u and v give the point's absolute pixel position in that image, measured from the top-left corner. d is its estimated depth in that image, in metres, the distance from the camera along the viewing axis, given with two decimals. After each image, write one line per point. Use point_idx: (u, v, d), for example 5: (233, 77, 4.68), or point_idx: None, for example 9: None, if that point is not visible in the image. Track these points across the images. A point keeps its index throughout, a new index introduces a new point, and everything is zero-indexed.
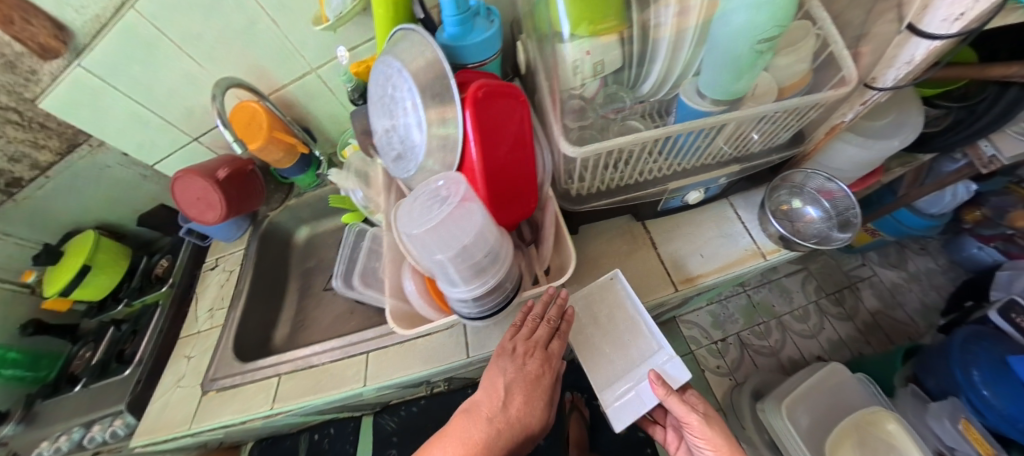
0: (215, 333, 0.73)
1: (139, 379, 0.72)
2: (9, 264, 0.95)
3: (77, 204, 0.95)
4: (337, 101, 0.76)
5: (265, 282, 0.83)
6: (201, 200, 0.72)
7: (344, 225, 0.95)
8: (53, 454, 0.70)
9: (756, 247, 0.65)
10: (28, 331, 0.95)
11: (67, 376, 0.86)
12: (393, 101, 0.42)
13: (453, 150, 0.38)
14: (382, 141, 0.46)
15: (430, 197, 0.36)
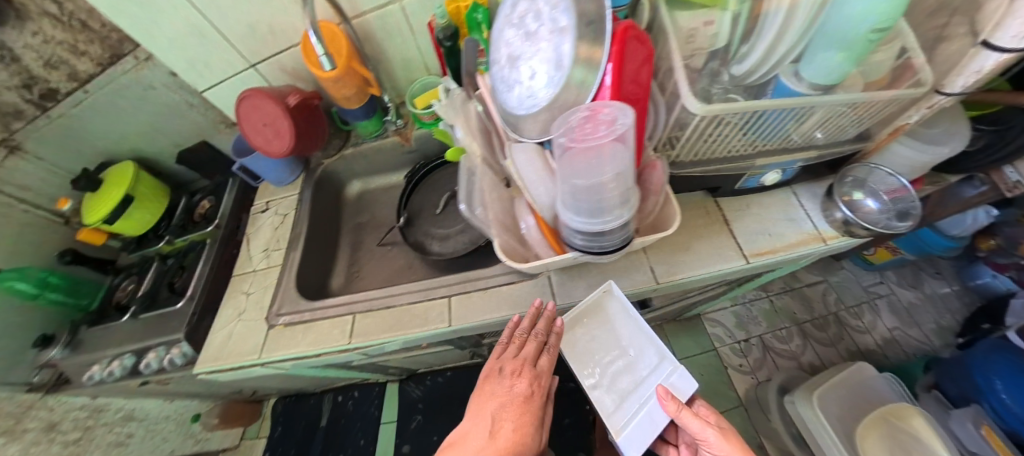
0: (276, 271, 0.72)
1: (193, 312, 0.72)
2: (42, 189, 0.91)
3: (115, 127, 0.92)
4: (414, 42, 0.73)
5: (320, 231, 0.82)
6: (267, 125, 0.71)
7: (395, 184, 0.95)
8: (109, 376, 0.73)
9: (818, 231, 0.66)
10: (65, 259, 0.91)
11: (111, 307, 0.89)
12: (530, 34, 0.45)
13: (588, 88, 0.39)
14: (502, 75, 0.48)
15: (590, 124, 0.37)
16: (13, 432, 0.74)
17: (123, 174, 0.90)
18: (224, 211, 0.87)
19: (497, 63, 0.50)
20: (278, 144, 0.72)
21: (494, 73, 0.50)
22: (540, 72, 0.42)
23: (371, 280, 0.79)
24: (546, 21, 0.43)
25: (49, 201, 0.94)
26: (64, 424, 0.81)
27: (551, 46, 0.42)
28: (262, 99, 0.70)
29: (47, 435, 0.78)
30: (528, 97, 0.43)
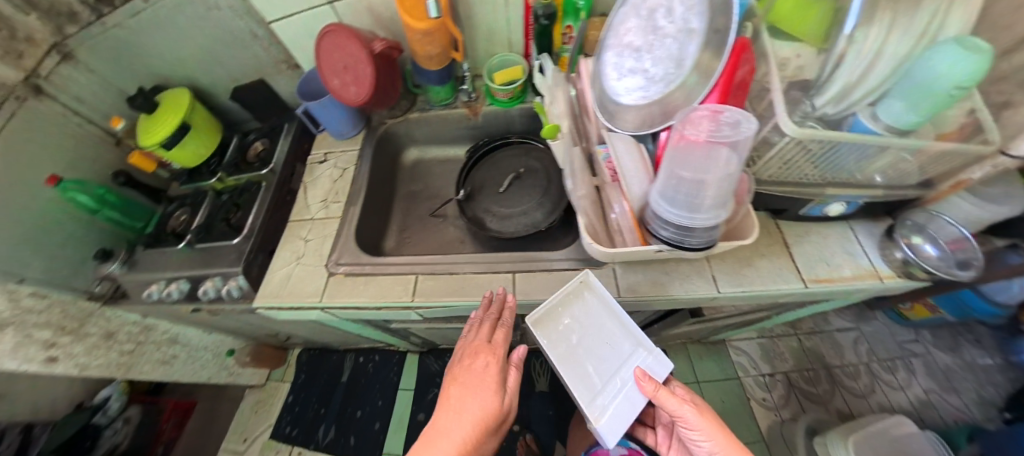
0: (336, 222, 0.72)
1: (250, 251, 0.71)
2: (96, 103, 0.82)
3: (170, 49, 0.81)
4: (504, 14, 0.72)
5: (379, 192, 0.84)
6: (346, 70, 0.66)
7: (451, 157, 0.95)
8: (165, 296, 0.74)
9: (874, 268, 0.61)
10: (119, 181, 0.86)
11: (168, 232, 0.84)
12: (656, 27, 0.48)
13: (694, 97, 0.42)
14: (617, 66, 0.53)
15: (710, 123, 0.39)
16: (77, 333, 0.80)
17: (179, 100, 0.82)
18: (279, 158, 0.84)
19: (614, 51, 0.55)
20: (354, 91, 0.67)
21: (607, 61, 0.56)
22: (655, 73, 0.47)
23: (420, 245, 0.80)
24: (679, 15, 0.44)
25: (102, 118, 0.85)
26: (121, 335, 0.87)
27: (673, 46, 0.45)
28: (348, 38, 0.65)
29: (106, 342, 0.84)
30: (634, 95, 0.49)
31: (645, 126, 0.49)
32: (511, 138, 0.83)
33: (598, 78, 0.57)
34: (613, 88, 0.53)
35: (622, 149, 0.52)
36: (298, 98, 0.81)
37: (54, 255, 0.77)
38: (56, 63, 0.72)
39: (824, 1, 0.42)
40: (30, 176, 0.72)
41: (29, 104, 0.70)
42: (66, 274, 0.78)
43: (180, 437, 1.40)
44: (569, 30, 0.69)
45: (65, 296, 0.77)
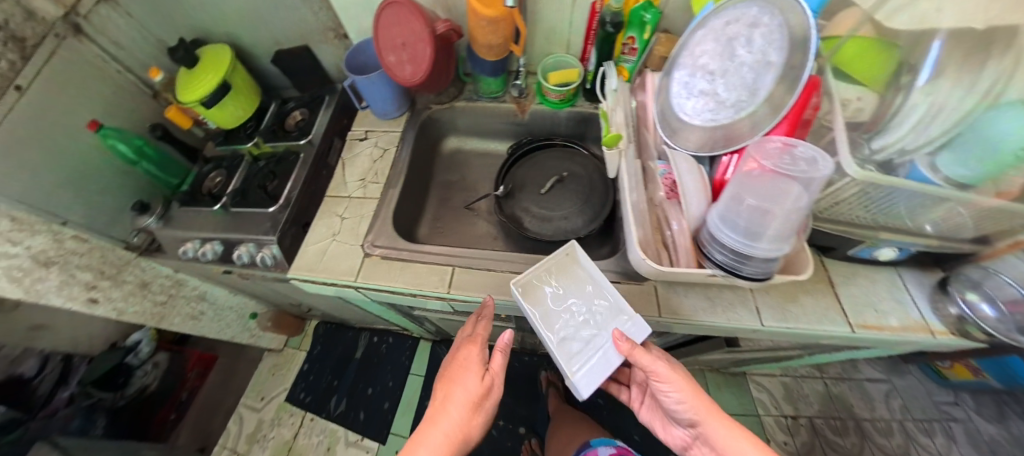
0: (372, 203, 0.72)
1: (285, 221, 0.72)
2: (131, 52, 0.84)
3: (215, 3, 0.80)
4: (569, 13, 0.69)
5: (417, 177, 0.84)
6: (403, 47, 0.66)
7: (490, 150, 0.94)
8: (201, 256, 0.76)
9: (925, 322, 0.54)
10: (156, 134, 0.88)
11: (203, 192, 0.84)
12: (733, 50, 0.46)
13: (757, 128, 0.43)
14: (688, 82, 0.53)
15: (783, 159, 0.38)
16: (116, 278, 0.85)
17: (220, 58, 0.81)
18: (318, 131, 0.84)
19: (684, 66, 0.54)
20: (410, 70, 0.67)
21: (676, 76, 0.55)
22: (726, 98, 0.47)
23: (451, 237, 0.81)
24: (759, 44, 0.43)
25: (140, 67, 0.88)
26: (154, 285, 0.92)
27: (749, 74, 0.44)
28: (410, 14, 0.64)
29: (141, 291, 0.90)
30: (702, 117, 0.50)
31: (705, 149, 0.50)
32: (555, 140, 0.82)
33: (666, 91, 0.57)
34: (678, 106, 0.54)
35: (684, 167, 0.50)
36: (345, 70, 0.78)
37: (93, 204, 0.81)
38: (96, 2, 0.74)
39: (890, 55, 0.43)
40: (75, 120, 0.76)
41: (67, 42, 0.72)
42: (106, 222, 0.84)
43: (201, 388, 1.50)
44: (631, 42, 0.64)
45: (105, 241, 0.82)
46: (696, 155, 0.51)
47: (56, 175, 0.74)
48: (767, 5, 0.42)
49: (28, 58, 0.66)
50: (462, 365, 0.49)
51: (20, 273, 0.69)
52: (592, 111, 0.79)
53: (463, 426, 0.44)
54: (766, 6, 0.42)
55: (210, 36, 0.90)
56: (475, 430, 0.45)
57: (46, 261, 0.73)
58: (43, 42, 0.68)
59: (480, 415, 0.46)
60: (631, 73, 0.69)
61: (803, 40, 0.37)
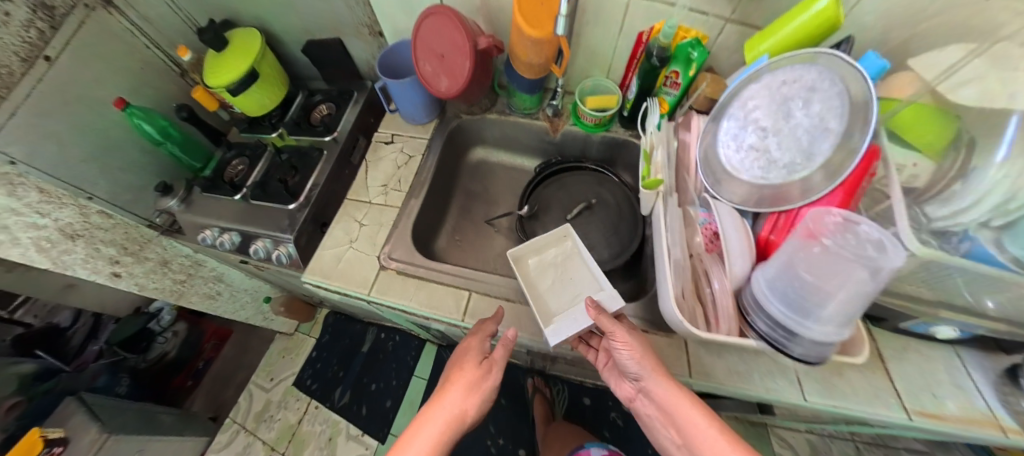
0: (394, 213, 0.70)
1: (303, 220, 0.72)
2: (161, 27, 0.86)
3: None
4: (614, 34, 0.66)
5: (440, 186, 0.82)
6: (441, 59, 0.63)
7: (517, 164, 0.91)
8: (219, 246, 0.76)
9: (997, 417, 0.45)
10: (182, 115, 0.85)
11: (224, 181, 0.84)
12: (787, 108, 0.43)
13: (810, 192, 0.40)
14: (734, 132, 0.49)
15: (842, 231, 0.32)
16: (138, 256, 0.89)
17: (250, 43, 0.80)
18: (344, 127, 0.83)
19: (731, 116, 0.49)
20: (444, 82, 0.63)
21: (721, 124, 0.51)
22: (777, 158, 0.44)
23: (469, 255, 0.79)
24: (816, 108, 0.40)
25: (168, 44, 0.90)
26: (174, 264, 0.96)
27: (805, 137, 0.41)
28: (450, 23, 0.60)
29: (161, 268, 0.94)
30: (749, 172, 0.46)
31: (746, 203, 0.47)
32: (585, 164, 0.81)
33: (710, 137, 0.52)
34: (724, 156, 0.49)
35: (729, 222, 0.45)
36: (377, 70, 0.76)
37: (116, 178, 0.83)
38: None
39: (953, 121, 0.39)
40: (100, 96, 0.78)
41: (97, 13, 0.75)
42: (129, 199, 0.86)
43: (216, 358, 1.57)
44: (673, 76, 0.60)
45: (128, 220, 0.86)
46: (742, 209, 0.47)
47: (88, 147, 0.77)
48: (828, 68, 0.40)
49: (57, 28, 0.69)
50: (462, 358, 0.49)
51: (48, 244, 0.74)
52: (627, 138, 0.78)
53: (460, 407, 0.44)
54: (826, 71, 0.40)
55: (241, 20, 0.89)
56: (474, 408, 0.45)
57: (72, 234, 0.77)
58: (73, 11, 0.71)
59: (477, 394, 0.46)
60: (672, 107, 0.64)
61: (866, 105, 0.35)
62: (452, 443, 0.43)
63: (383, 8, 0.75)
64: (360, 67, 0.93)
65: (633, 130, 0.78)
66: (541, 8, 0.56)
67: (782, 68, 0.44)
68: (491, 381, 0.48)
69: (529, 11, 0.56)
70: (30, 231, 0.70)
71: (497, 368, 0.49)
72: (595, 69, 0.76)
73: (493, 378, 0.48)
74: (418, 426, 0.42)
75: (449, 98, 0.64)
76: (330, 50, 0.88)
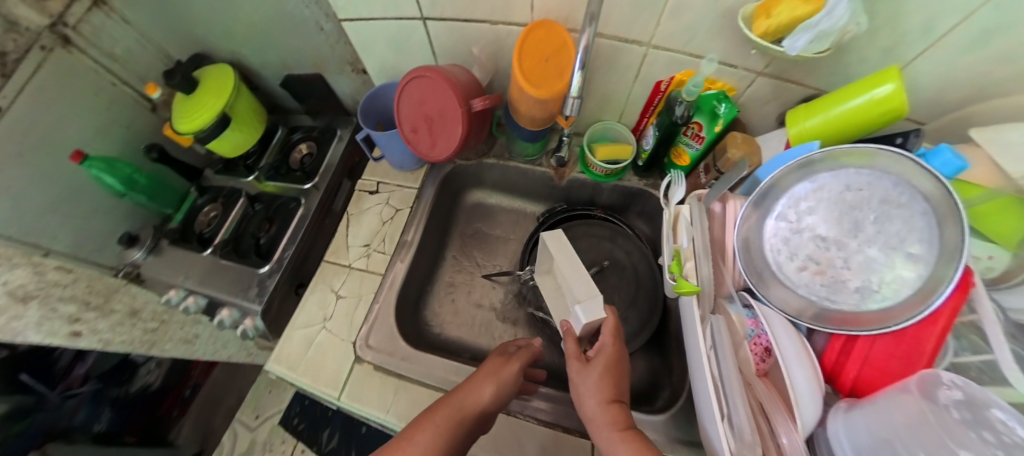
0: (376, 280, 0.63)
1: (276, 286, 0.65)
2: (131, 62, 0.77)
3: (217, 20, 0.70)
4: (629, 81, 0.63)
5: (434, 239, 0.75)
6: (431, 123, 0.54)
7: (517, 207, 0.83)
8: (183, 311, 0.68)
9: None
10: (152, 156, 0.76)
11: (193, 230, 0.76)
12: (856, 218, 0.38)
13: (895, 320, 0.35)
14: (783, 236, 0.42)
15: (971, 416, 0.27)
16: (102, 309, 0.77)
17: (222, 80, 0.71)
18: (326, 173, 0.76)
19: (776, 214, 0.43)
20: (438, 147, 0.55)
21: (764, 222, 0.44)
22: (845, 276, 0.38)
23: (466, 319, 0.72)
24: (893, 225, 0.36)
25: (137, 81, 0.80)
26: (144, 313, 0.85)
27: (877, 257, 0.37)
28: (442, 84, 0.51)
29: (129, 320, 0.82)
30: (810, 290, 0.40)
31: (800, 315, 0.41)
32: (595, 213, 0.78)
33: (749, 228, 0.45)
34: (774, 264, 0.42)
35: (792, 354, 0.39)
36: (360, 116, 0.68)
37: (80, 229, 0.75)
38: (86, 10, 0.67)
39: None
40: (61, 143, 0.70)
41: (56, 55, 0.66)
42: (94, 248, 0.78)
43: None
44: (698, 128, 0.58)
45: (91, 270, 0.76)
46: (800, 323, 0.41)
47: (46, 199, 0.69)
48: (904, 180, 0.36)
49: (7, 75, 0.60)
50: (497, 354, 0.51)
51: None
52: (641, 188, 0.74)
53: (473, 403, 0.44)
54: (902, 182, 0.36)
55: (214, 52, 0.80)
56: (488, 396, 0.45)
57: (24, 296, 0.65)
58: (27, 55, 0.62)
59: (489, 385, 0.46)
60: (693, 160, 0.63)
61: (955, 210, 0.33)
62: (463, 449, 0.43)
63: (368, 47, 0.67)
64: (347, 100, 0.86)
65: (647, 179, 0.75)
66: (547, 68, 0.50)
67: (844, 170, 0.39)
68: (507, 369, 0.48)
69: (536, 71, 0.50)
70: None
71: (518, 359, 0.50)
72: (605, 114, 0.73)
73: (508, 372, 0.48)
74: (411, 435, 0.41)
75: (447, 161, 0.56)
76: (314, 85, 0.81)
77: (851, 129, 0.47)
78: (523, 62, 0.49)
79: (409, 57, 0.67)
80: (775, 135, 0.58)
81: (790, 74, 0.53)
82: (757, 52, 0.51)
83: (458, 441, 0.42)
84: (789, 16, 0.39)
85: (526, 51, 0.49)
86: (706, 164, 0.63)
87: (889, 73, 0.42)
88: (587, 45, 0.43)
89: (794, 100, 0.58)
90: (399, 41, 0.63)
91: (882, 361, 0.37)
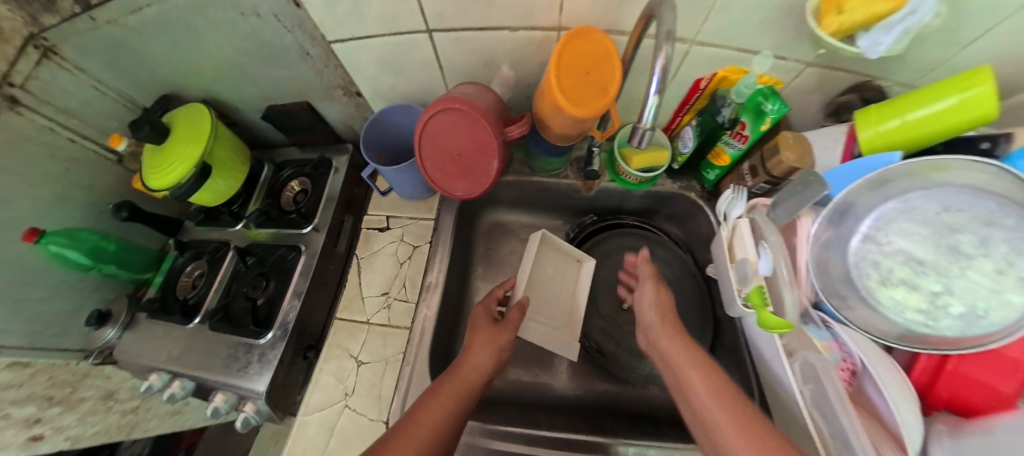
0: (402, 338, 0.55)
1: (282, 357, 0.56)
2: (85, 113, 0.66)
3: (185, 56, 0.61)
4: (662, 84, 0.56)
5: (458, 274, 0.65)
6: (457, 161, 0.49)
7: (538, 225, 0.75)
8: (169, 400, 0.56)
9: None
10: (121, 216, 0.65)
11: (175, 297, 0.64)
12: (952, 242, 0.32)
13: (999, 336, 0.31)
14: (871, 262, 0.36)
15: None
16: (68, 401, 0.65)
17: (197, 124, 0.62)
18: (324, 213, 0.66)
19: (862, 235, 0.37)
20: (460, 183, 0.50)
21: (847, 245, 0.38)
22: (947, 300, 0.32)
23: None
24: (998, 249, 0.30)
25: (100, 133, 0.69)
26: (121, 392, 0.73)
27: (984, 283, 0.31)
28: (468, 121, 0.45)
29: (103, 405, 0.70)
30: (906, 317, 0.34)
31: (886, 335, 0.37)
32: (626, 222, 0.70)
33: (826, 249, 0.40)
34: (862, 288, 0.36)
35: (891, 382, 0.34)
36: (360, 146, 0.59)
37: (40, 312, 0.62)
38: (35, 64, 0.56)
39: None
40: (17, 219, 0.58)
41: (7, 118, 0.55)
42: (55, 334, 0.64)
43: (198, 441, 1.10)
44: (741, 128, 0.50)
45: (54, 358, 0.63)
46: (885, 343, 0.37)
47: None
48: (1010, 200, 0.30)
49: None
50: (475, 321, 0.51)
51: None
52: (676, 191, 0.65)
53: (474, 368, 0.46)
54: (1009, 202, 0.30)
55: (184, 91, 0.71)
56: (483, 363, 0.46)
57: None
58: None
59: (482, 344, 0.48)
60: (734, 159, 0.56)
61: None
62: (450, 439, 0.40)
63: (362, 68, 0.59)
64: (336, 127, 0.76)
65: (680, 179, 0.66)
66: (587, 83, 0.43)
67: (941, 189, 0.33)
68: (478, 333, 0.50)
69: (576, 92, 0.43)
70: None
71: (483, 325, 0.51)
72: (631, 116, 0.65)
73: (484, 332, 0.50)
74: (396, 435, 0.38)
75: (479, 195, 0.52)
76: (298, 117, 0.72)
77: (927, 137, 0.40)
78: (556, 75, 0.42)
79: (411, 74, 0.59)
80: (825, 132, 0.48)
81: (838, 63, 0.46)
82: (826, 54, 0.44)
83: (464, 413, 0.43)
84: (863, 13, 0.34)
85: (563, 66, 0.42)
86: (751, 164, 0.54)
87: (981, 73, 0.35)
88: (665, 65, 0.33)
89: (843, 88, 0.50)
90: (398, 58, 0.55)
91: (978, 375, 0.33)
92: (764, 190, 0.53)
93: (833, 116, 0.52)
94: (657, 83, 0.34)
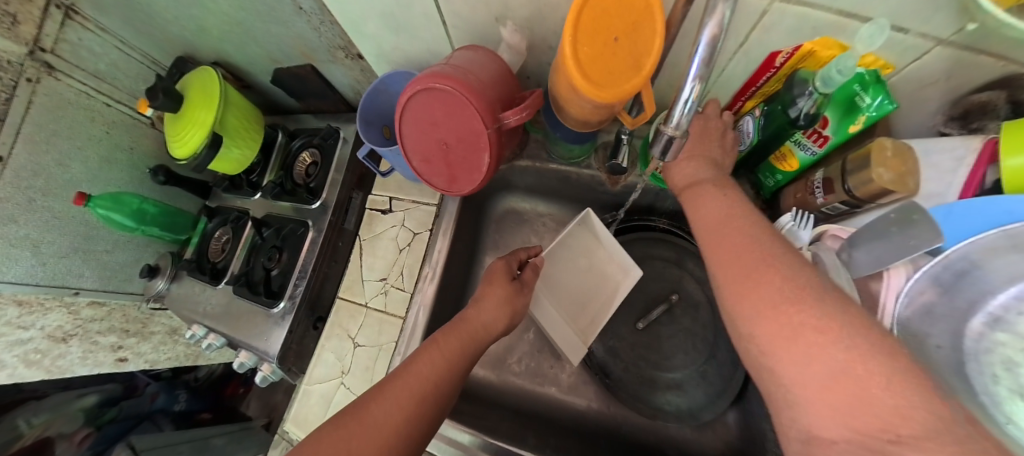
0: (397, 328, 0.55)
1: (291, 327, 0.59)
2: (115, 75, 0.67)
3: (189, 14, 0.58)
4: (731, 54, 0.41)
5: (463, 264, 0.62)
6: (445, 151, 0.42)
7: (555, 215, 0.67)
8: (208, 349, 0.65)
9: None
10: (159, 179, 0.70)
11: (207, 259, 0.70)
12: None
13: None
14: (1002, 357, 0.23)
15: None
16: (142, 333, 0.78)
17: (207, 89, 0.61)
18: (331, 190, 0.64)
19: (987, 313, 0.24)
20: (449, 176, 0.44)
21: (963, 326, 0.25)
22: None
23: (486, 355, 0.58)
24: None
25: (130, 97, 0.71)
26: (184, 329, 0.86)
27: None
28: (451, 100, 0.37)
29: (171, 338, 0.84)
30: None
31: None
32: (657, 223, 0.58)
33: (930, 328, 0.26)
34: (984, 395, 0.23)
35: None
36: (359, 114, 0.52)
37: (105, 263, 0.71)
38: (60, 25, 0.58)
39: None
40: (71, 180, 0.64)
41: (46, 85, 0.58)
42: (123, 280, 0.75)
43: None
44: (820, 126, 0.38)
45: (122, 300, 0.75)
46: None
47: (67, 243, 0.65)
48: None
49: (3, 118, 0.54)
50: (491, 275, 0.46)
51: (37, 355, 0.65)
52: None
53: (477, 319, 0.43)
54: None
55: (200, 51, 0.69)
56: (496, 319, 0.44)
57: (64, 335, 0.67)
58: (16, 93, 0.55)
59: (493, 299, 0.44)
60: (805, 165, 0.43)
61: None
62: (442, 393, 0.36)
63: (357, 29, 0.51)
64: (346, 92, 0.71)
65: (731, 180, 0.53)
66: (615, 54, 0.31)
67: None
68: (490, 290, 0.45)
69: (603, 66, 0.31)
70: (12, 350, 0.62)
71: (498, 281, 0.46)
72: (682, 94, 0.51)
73: (499, 290, 0.45)
74: (382, 391, 0.33)
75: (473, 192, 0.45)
76: (305, 81, 0.68)
77: None
78: (565, 43, 0.31)
79: (411, 38, 0.50)
80: (938, 149, 0.35)
81: (990, 46, 0.30)
82: (977, 30, 0.29)
83: (464, 361, 0.39)
84: None
85: (581, 31, 0.31)
86: (826, 176, 0.40)
87: None
88: (717, 37, 0.21)
89: (980, 83, 0.34)
90: (393, 18, 0.46)
91: None
92: (838, 211, 0.40)
93: (957, 121, 0.37)
94: (698, 68, 0.23)
